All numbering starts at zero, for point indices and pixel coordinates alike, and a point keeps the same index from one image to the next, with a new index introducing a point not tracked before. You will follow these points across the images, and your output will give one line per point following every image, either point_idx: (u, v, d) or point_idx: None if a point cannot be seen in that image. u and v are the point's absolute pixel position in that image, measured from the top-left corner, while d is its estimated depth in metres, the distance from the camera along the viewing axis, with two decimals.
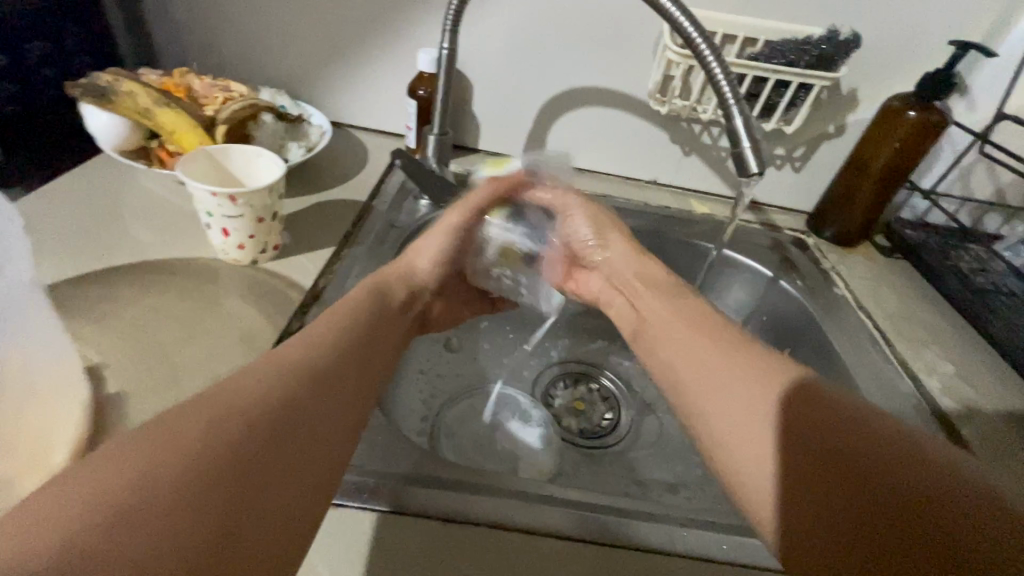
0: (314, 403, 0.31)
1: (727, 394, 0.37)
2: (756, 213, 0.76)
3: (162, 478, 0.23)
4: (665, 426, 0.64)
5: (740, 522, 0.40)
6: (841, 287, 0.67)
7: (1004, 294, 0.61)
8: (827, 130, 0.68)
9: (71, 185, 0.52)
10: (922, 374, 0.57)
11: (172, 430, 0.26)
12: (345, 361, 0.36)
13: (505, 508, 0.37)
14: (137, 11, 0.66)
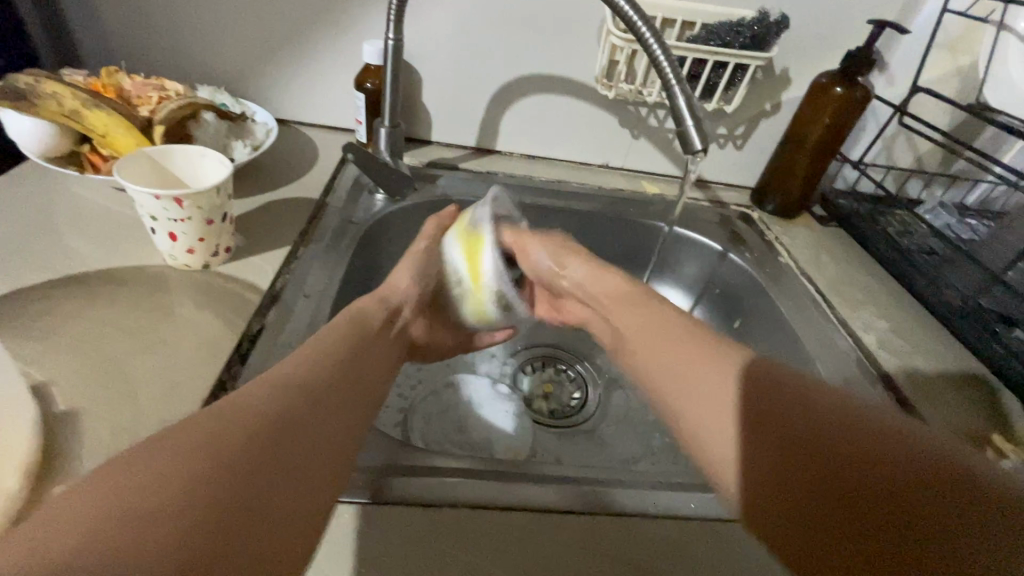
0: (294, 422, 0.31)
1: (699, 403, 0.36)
2: (703, 191, 0.79)
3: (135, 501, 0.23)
4: (632, 401, 0.65)
5: (703, 481, 0.41)
6: (785, 256, 0.70)
7: (927, 253, 0.67)
8: (765, 108, 0.74)
9: (6, 201, 0.52)
10: (861, 332, 0.60)
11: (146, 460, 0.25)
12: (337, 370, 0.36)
13: (481, 490, 0.38)
14: (57, 11, 0.64)
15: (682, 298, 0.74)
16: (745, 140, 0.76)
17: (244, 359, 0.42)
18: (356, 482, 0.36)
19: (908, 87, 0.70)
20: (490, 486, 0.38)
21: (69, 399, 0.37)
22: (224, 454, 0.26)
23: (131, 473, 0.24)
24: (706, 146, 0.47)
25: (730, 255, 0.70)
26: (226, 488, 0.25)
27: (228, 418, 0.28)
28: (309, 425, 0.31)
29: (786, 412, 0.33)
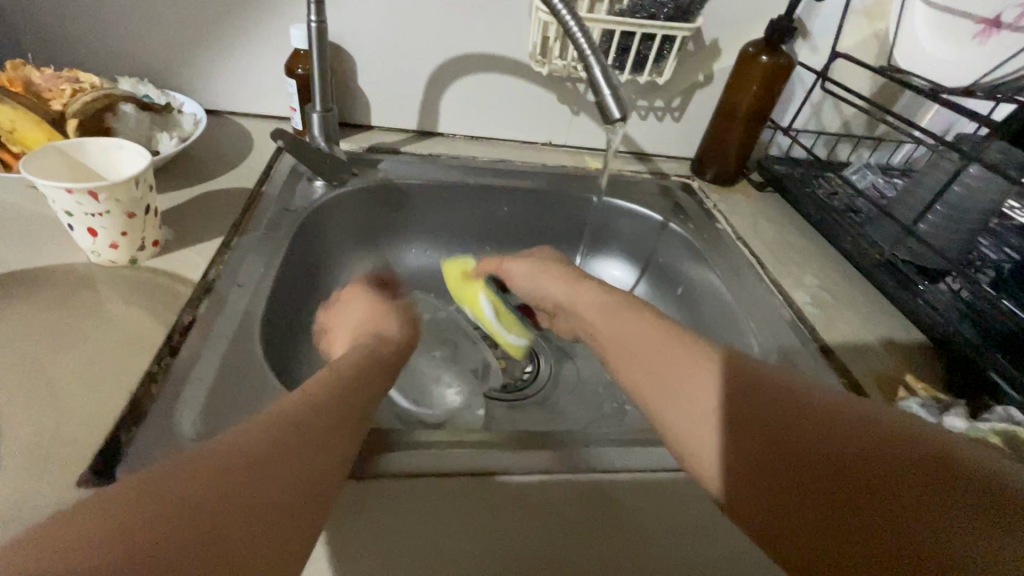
0: (294, 446, 0.30)
1: (674, 395, 0.38)
2: (645, 164, 0.81)
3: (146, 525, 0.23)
4: (582, 370, 0.67)
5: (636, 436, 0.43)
6: (722, 223, 0.73)
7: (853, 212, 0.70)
8: (698, 79, 0.75)
9: None
10: (792, 290, 0.63)
11: (163, 482, 0.25)
12: (332, 400, 0.34)
13: (449, 462, 0.39)
14: None
15: (627, 269, 0.76)
16: (682, 112, 0.78)
17: (173, 350, 0.41)
18: None
19: (829, 53, 0.72)
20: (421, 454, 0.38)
21: None
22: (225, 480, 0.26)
23: (107, 525, 0.22)
24: (625, 115, 0.48)
25: (670, 225, 0.72)
26: (225, 519, 0.25)
27: (227, 443, 0.28)
28: (300, 464, 0.29)
29: (758, 402, 0.35)
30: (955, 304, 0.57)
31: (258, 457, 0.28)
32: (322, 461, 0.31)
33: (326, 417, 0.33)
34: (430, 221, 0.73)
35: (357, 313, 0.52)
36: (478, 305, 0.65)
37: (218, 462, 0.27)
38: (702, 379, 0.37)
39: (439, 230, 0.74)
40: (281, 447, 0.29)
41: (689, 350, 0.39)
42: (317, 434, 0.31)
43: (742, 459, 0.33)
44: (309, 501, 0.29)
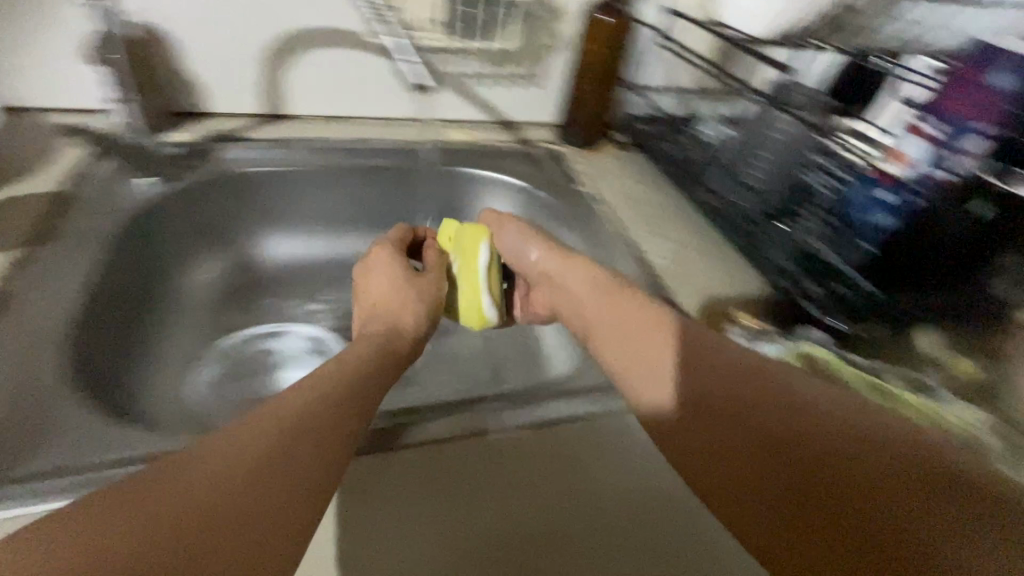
0: (292, 450, 0.30)
1: (635, 354, 0.42)
2: (513, 133, 0.81)
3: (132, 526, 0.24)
4: (458, 344, 0.67)
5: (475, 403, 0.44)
6: (583, 184, 0.74)
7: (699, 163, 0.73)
8: (549, 43, 0.75)
9: None
10: (645, 243, 0.66)
11: (163, 485, 0.26)
12: (330, 398, 0.34)
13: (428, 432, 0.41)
14: None
15: None
16: (539, 77, 0.79)
17: None
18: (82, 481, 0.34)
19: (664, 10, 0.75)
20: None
21: None
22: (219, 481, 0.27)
23: (93, 528, 0.23)
24: None
25: (534, 191, 0.73)
26: (216, 520, 0.25)
27: (227, 447, 0.28)
28: (301, 462, 0.29)
29: (767, 397, 0.37)
30: (787, 243, 0.61)
31: (253, 459, 0.28)
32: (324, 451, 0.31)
33: (325, 409, 0.33)
34: (290, 210, 0.70)
35: (379, 283, 0.51)
36: (476, 253, 0.55)
37: (212, 471, 0.27)
38: (698, 378, 0.39)
39: (301, 218, 0.71)
40: (280, 453, 0.29)
41: (645, 316, 0.44)
42: (318, 430, 0.31)
43: (745, 449, 0.35)
44: (308, 493, 0.29)
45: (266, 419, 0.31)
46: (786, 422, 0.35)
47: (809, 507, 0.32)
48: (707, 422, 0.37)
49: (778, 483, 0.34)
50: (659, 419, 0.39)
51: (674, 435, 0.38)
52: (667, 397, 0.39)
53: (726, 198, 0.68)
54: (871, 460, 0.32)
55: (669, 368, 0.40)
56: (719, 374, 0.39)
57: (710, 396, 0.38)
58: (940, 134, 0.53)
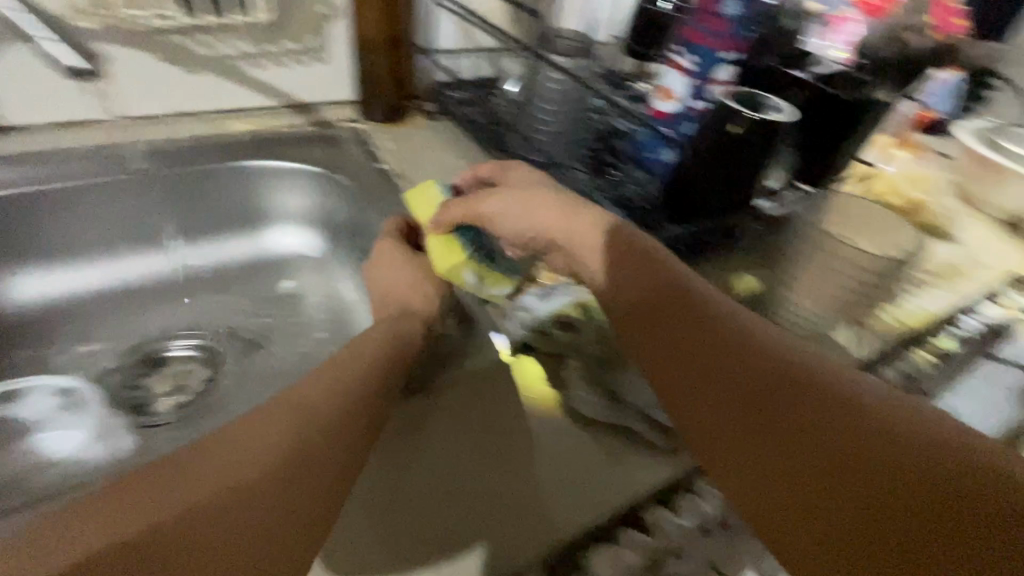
0: (314, 455, 0.31)
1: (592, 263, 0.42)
2: (306, 116, 0.74)
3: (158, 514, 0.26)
4: (269, 359, 0.60)
5: None
6: (385, 161, 0.69)
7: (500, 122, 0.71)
8: (321, 11, 0.67)
9: None
10: None
11: (192, 470, 0.28)
12: (388, 367, 0.37)
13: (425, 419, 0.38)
14: None
15: (309, 236, 0.69)
16: (322, 51, 0.71)
17: None
18: None
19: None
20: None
21: None
22: (249, 477, 0.28)
23: (107, 516, 0.25)
24: None
25: (331, 175, 0.66)
26: (225, 525, 0.27)
27: (253, 440, 0.30)
28: (324, 455, 0.31)
29: (798, 398, 0.34)
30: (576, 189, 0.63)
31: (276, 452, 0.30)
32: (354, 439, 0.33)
33: (364, 392, 0.35)
34: (31, 241, 0.58)
35: (388, 271, 0.47)
36: (457, 279, 0.45)
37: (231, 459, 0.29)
38: (711, 340, 0.37)
39: (48, 247, 0.59)
40: (297, 461, 0.30)
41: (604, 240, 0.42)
42: (344, 426, 0.33)
43: (774, 452, 0.33)
44: (317, 492, 0.30)
45: (289, 415, 0.32)
46: (801, 392, 0.33)
47: (834, 516, 0.31)
48: (712, 386, 0.36)
49: (813, 492, 0.31)
50: (660, 369, 0.38)
51: (669, 385, 0.38)
52: (669, 344, 0.38)
53: (522, 157, 0.65)
54: (899, 446, 0.30)
55: (669, 306, 0.39)
56: (748, 337, 0.36)
57: (733, 355, 0.36)
58: (692, 65, 0.55)
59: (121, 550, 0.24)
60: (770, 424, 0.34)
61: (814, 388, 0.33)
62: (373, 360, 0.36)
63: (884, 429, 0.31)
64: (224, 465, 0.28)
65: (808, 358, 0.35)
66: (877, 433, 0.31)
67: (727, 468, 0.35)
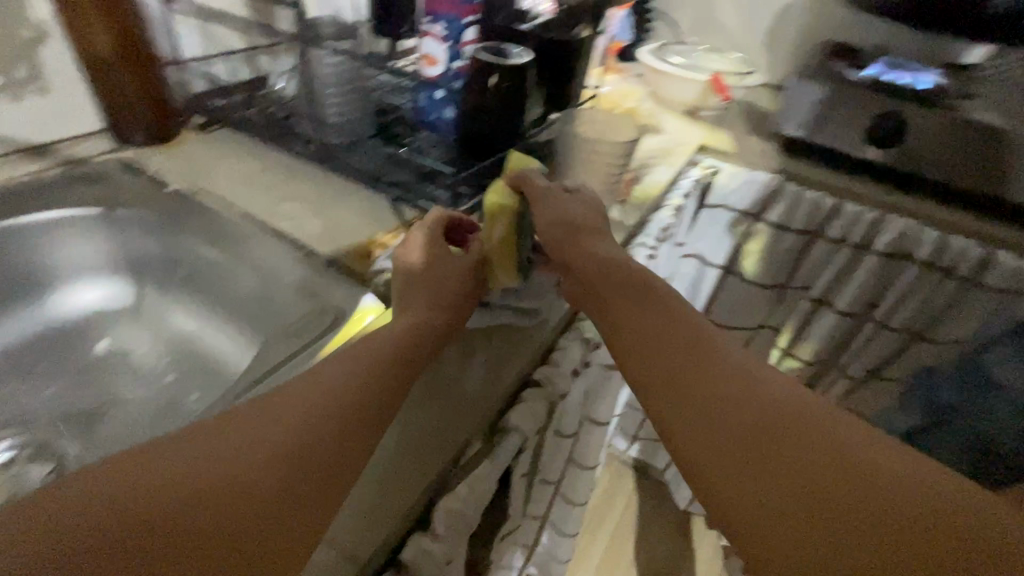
0: (317, 439, 0.30)
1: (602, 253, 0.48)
2: (51, 158, 0.65)
3: (162, 502, 0.25)
4: (126, 417, 0.53)
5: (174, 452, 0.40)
6: (174, 183, 0.65)
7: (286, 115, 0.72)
8: (26, 36, 0.59)
9: None
10: (268, 213, 0.62)
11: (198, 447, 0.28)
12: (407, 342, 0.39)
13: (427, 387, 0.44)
14: None
15: (112, 283, 0.62)
16: (42, 81, 0.62)
17: None
18: None
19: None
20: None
21: None
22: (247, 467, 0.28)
23: (110, 497, 0.25)
24: None
25: (116, 210, 0.61)
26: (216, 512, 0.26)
27: (266, 434, 0.29)
28: (309, 464, 0.29)
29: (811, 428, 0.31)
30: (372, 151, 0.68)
31: (285, 432, 0.30)
32: (364, 436, 0.32)
33: (373, 375, 0.35)
34: None
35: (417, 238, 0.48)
36: (492, 224, 0.47)
37: (248, 440, 0.29)
38: (720, 357, 0.35)
39: None
40: (302, 442, 0.30)
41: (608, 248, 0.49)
42: (360, 402, 0.33)
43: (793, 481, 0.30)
44: (306, 464, 0.29)
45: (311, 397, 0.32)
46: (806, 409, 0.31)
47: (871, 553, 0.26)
48: (704, 385, 0.34)
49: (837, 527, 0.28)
50: (649, 380, 0.36)
51: (658, 390, 0.35)
52: (665, 356, 0.36)
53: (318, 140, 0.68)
54: (885, 490, 0.27)
55: (672, 326, 0.38)
56: (761, 365, 0.35)
57: (735, 370, 0.34)
58: (441, 31, 0.65)
59: (125, 519, 0.24)
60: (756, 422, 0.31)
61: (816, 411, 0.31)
62: (394, 343, 0.38)
63: (896, 467, 0.28)
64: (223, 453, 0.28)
65: (808, 405, 0.32)
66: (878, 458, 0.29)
67: (692, 455, 0.31)
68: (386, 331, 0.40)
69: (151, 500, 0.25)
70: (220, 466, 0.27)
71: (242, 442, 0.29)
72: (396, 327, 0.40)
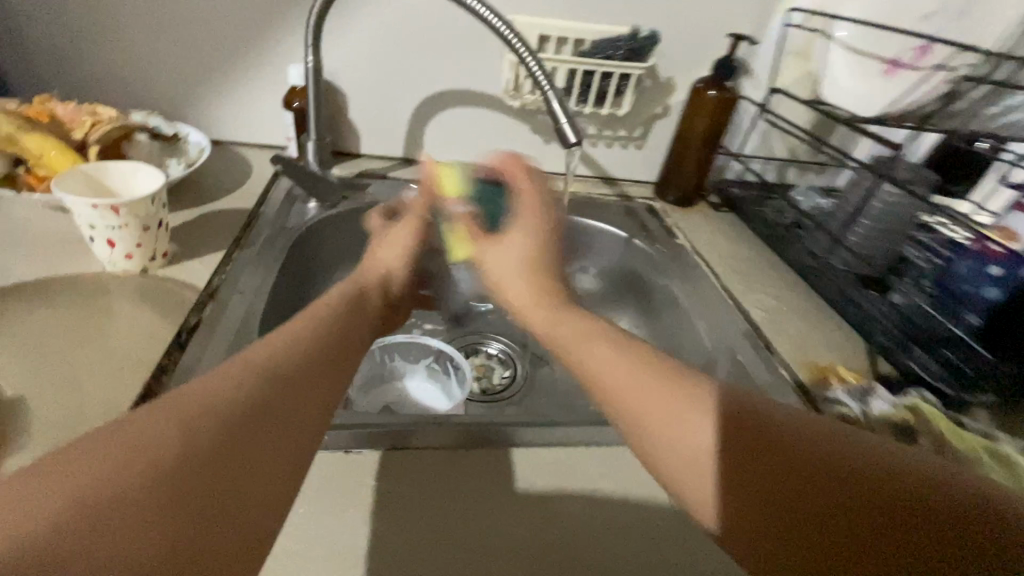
0: (271, 411, 0.30)
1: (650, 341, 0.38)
2: (613, 188, 0.89)
3: (161, 464, 0.25)
4: (558, 372, 0.72)
5: None
6: (681, 238, 0.81)
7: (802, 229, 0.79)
8: (657, 111, 0.85)
9: None
10: (740, 298, 0.70)
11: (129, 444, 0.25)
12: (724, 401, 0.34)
13: None
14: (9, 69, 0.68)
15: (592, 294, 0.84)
16: (644, 140, 0.87)
17: (183, 346, 0.46)
18: (363, 434, 0.43)
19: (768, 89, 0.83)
20: (383, 433, 0.44)
21: (15, 387, 0.40)
22: (201, 448, 0.26)
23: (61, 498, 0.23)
24: (578, 138, 0.53)
25: (634, 242, 0.80)
26: (198, 477, 0.26)
27: (234, 389, 0.30)
28: (284, 424, 0.30)
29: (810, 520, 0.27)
30: (876, 299, 0.64)
31: (231, 410, 0.29)
32: (310, 412, 0.32)
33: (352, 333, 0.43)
34: None
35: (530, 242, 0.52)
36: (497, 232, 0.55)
37: (179, 423, 0.27)
38: (683, 430, 0.32)
39: None
40: (238, 430, 0.28)
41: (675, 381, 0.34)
42: (287, 387, 0.32)
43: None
44: (297, 417, 0.31)
45: (243, 384, 0.30)
46: (795, 449, 0.29)
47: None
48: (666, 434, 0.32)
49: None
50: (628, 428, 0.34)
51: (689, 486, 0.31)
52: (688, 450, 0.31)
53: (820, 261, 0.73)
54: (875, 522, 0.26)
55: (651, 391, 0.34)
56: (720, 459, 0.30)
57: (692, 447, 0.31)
58: None
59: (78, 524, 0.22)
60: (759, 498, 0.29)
61: (753, 430, 0.30)
62: (283, 364, 0.33)
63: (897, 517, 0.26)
64: (164, 441, 0.26)
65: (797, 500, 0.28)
66: (888, 506, 0.26)
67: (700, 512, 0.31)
68: (240, 364, 0.31)
69: (180, 455, 0.26)
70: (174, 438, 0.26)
71: (172, 423, 0.27)
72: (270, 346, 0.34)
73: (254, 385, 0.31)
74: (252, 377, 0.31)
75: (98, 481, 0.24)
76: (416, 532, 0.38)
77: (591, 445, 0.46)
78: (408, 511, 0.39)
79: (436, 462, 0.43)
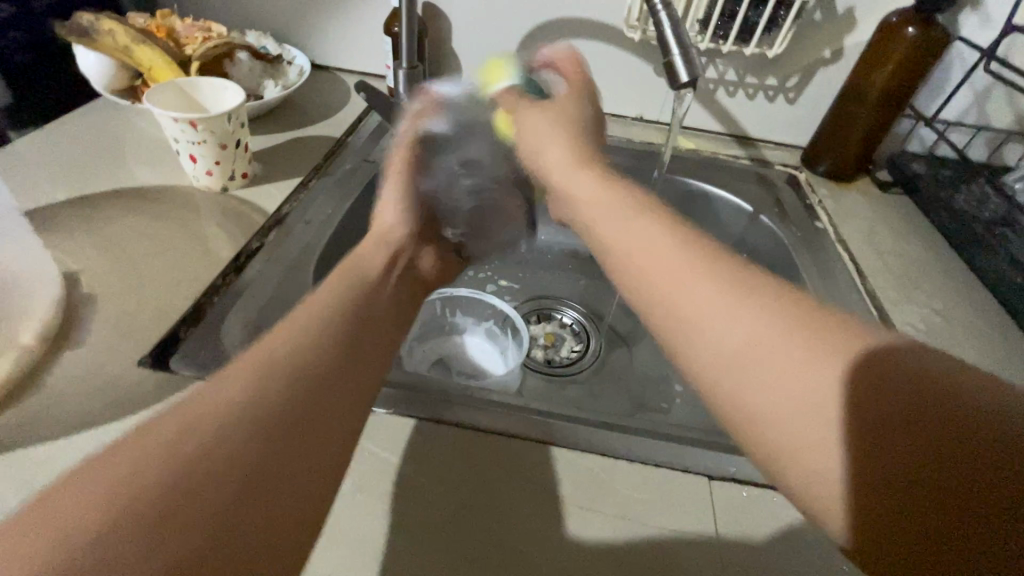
0: (320, 382, 0.30)
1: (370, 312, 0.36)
2: (747, 149, 0.74)
3: (217, 444, 0.24)
4: (636, 357, 0.63)
5: (710, 438, 0.40)
6: (824, 220, 0.65)
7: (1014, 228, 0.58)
8: (823, 56, 0.67)
9: (102, 118, 0.61)
10: (892, 310, 0.54)
11: (177, 430, 0.24)
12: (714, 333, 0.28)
13: None
14: None
15: None
16: (799, 92, 0.70)
17: (239, 269, 0.47)
18: (385, 395, 0.40)
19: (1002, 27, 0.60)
20: (402, 395, 0.40)
21: (93, 286, 0.44)
22: (252, 425, 0.26)
23: (120, 490, 0.22)
24: (693, 79, 0.41)
25: (761, 218, 0.65)
26: (258, 454, 0.25)
27: (275, 358, 0.29)
28: (327, 392, 0.30)
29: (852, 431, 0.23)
30: None
31: (274, 397, 0.27)
32: (351, 402, 0.31)
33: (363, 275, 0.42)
34: None
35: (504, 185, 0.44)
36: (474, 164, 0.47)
37: (218, 411, 0.26)
38: (770, 344, 0.26)
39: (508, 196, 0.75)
40: (291, 405, 0.27)
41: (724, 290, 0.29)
42: (329, 356, 0.31)
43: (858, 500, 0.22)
44: (347, 387, 0.31)
45: (288, 351, 0.30)
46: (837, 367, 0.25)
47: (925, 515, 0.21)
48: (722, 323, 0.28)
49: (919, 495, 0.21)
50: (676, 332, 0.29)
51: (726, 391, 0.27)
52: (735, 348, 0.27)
53: None
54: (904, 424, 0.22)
55: (734, 316, 0.27)
56: (826, 381, 0.24)
57: (781, 369, 0.25)
58: None
59: (146, 514, 0.21)
60: (872, 443, 0.23)
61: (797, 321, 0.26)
62: (300, 369, 0.29)
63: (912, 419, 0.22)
64: (216, 422, 0.25)
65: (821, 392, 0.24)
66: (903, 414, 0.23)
67: (775, 433, 0.25)
68: (272, 336, 0.30)
69: (237, 435, 0.25)
70: (157, 497, 0.22)
71: (214, 413, 0.25)
72: (248, 369, 0.28)
73: (298, 356, 0.30)
74: (293, 348, 0.30)
75: (159, 468, 0.23)
76: (420, 514, 0.34)
77: (633, 460, 0.38)
78: (414, 488, 0.35)
79: (450, 437, 0.38)
